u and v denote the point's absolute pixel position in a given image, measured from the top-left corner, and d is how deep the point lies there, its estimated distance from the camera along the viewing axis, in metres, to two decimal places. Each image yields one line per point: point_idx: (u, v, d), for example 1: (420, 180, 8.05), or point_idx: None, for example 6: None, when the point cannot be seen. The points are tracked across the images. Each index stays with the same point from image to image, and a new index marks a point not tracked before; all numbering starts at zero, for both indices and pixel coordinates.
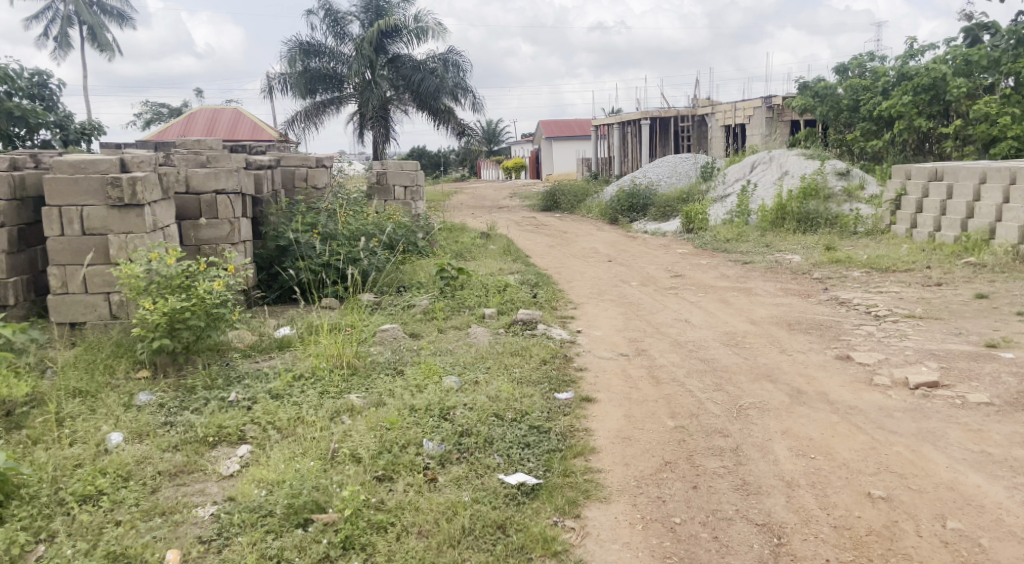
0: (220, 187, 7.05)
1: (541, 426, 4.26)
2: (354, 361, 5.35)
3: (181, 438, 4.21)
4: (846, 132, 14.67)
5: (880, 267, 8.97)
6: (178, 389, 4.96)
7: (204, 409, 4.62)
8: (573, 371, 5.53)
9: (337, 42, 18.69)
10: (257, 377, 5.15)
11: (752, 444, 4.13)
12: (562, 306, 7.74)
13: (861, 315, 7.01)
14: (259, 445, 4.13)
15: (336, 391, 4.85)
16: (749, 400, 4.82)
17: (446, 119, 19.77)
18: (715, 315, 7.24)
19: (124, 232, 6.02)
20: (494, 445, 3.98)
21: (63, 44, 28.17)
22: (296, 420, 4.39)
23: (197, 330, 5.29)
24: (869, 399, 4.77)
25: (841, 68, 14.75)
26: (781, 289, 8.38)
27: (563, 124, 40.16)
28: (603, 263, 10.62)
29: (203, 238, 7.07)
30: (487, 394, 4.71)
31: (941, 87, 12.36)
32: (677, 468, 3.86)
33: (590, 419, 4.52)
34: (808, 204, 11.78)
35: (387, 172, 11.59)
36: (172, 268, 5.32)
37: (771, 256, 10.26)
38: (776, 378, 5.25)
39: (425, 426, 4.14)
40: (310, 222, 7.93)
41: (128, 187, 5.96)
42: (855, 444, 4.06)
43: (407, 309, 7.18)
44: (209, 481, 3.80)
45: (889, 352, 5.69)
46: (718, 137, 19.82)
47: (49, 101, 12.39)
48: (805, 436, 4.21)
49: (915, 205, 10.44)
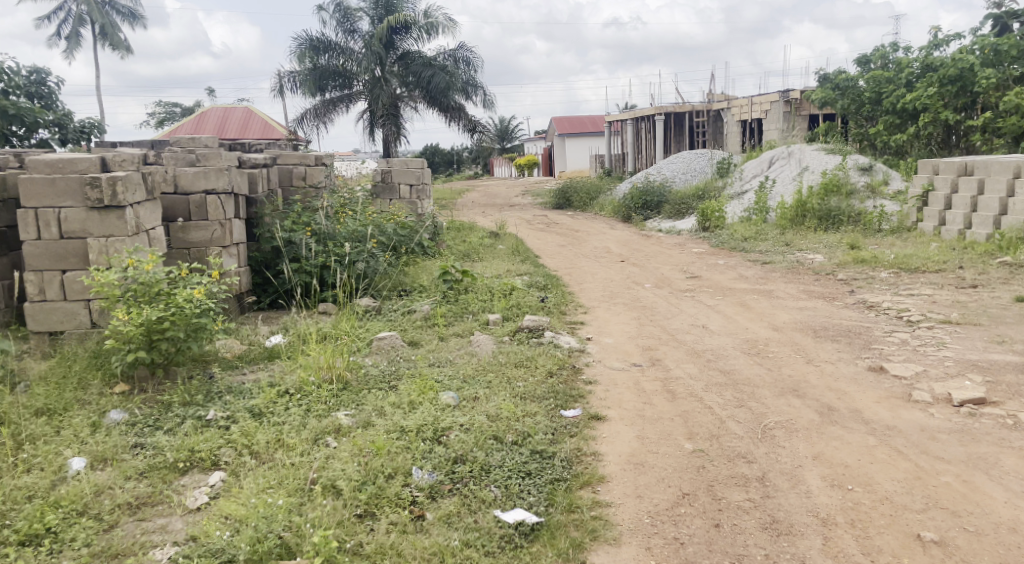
0: (210, 186, 6.67)
1: (545, 451, 3.84)
2: (346, 375, 4.96)
3: (149, 463, 3.83)
4: (868, 124, 14.20)
5: (908, 267, 8.50)
6: (152, 406, 4.57)
7: (178, 429, 4.23)
8: (582, 385, 5.10)
9: (345, 38, 18.26)
10: (239, 392, 4.76)
11: (781, 471, 3.69)
12: (572, 310, 7.31)
13: (892, 320, 6.53)
14: (233, 472, 3.74)
15: (322, 408, 4.45)
16: (774, 419, 4.37)
17: (456, 116, 19.38)
18: (734, 321, 6.78)
19: (105, 236, 5.63)
20: (491, 475, 3.57)
21: (76, 44, 28.03)
22: (275, 442, 3.99)
23: (176, 342, 4.91)
24: (909, 418, 4.31)
25: (863, 59, 14.23)
26: (805, 292, 7.92)
27: (576, 121, 39.69)
28: (616, 264, 10.19)
29: (192, 240, 6.71)
30: (486, 413, 4.30)
31: (968, 78, 11.82)
32: (697, 501, 3.44)
33: (599, 441, 4.10)
34: (830, 201, 11.30)
35: (391, 171, 11.16)
36: (150, 275, 4.94)
37: (791, 255, 9.79)
38: (803, 393, 4.80)
39: (415, 452, 3.74)
40: (305, 221, 7.50)
41: (109, 188, 5.57)
42: (897, 472, 3.62)
43: (408, 315, 6.80)
44: (173, 515, 3.40)
45: (927, 364, 5.21)
46: (734, 133, 19.33)
47: (48, 99, 12.07)
48: (840, 462, 3.78)
49: (944, 201, 9.92)
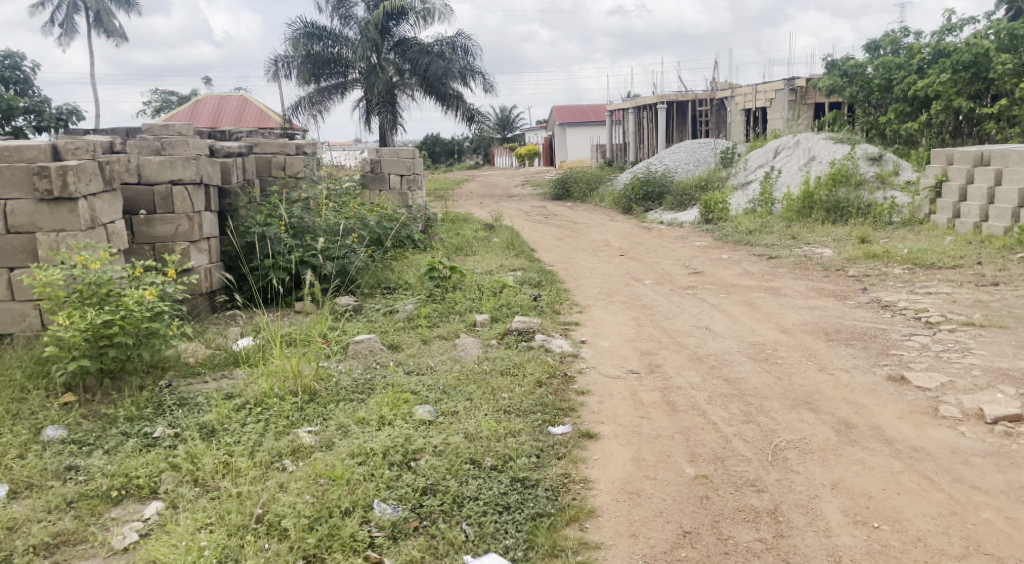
0: (176, 177, 6.19)
1: (528, 479, 3.39)
2: (314, 385, 4.51)
3: (79, 490, 3.40)
4: (877, 112, 13.69)
5: (923, 263, 8.01)
6: (95, 420, 4.13)
7: (119, 448, 3.80)
8: (574, 396, 4.63)
9: (341, 24, 17.72)
10: (194, 403, 4.31)
11: (795, 504, 3.26)
12: (566, 309, 6.85)
13: (910, 322, 6.06)
14: (172, 502, 3.29)
15: (283, 425, 4.00)
16: (785, 437, 3.91)
17: (455, 105, 18.83)
18: (740, 322, 6.31)
19: (55, 230, 5.17)
20: (463, 510, 3.14)
21: (70, 31, 27.54)
22: (224, 465, 3.55)
23: (126, 349, 4.46)
24: (937, 437, 3.84)
25: (872, 45, 13.69)
26: (814, 289, 7.43)
27: (578, 110, 39.09)
28: (615, 258, 9.71)
29: (158, 235, 6.23)
30: (464, 431, 3.85)
31: (983, 64, 11.30)
32: (701, 542, 3.02)
33: (590, 465, 3.64)
34: (838, 192, 10.82)
35: (381, 160, 10.64)
36: (97, 273, 4.48)
37: (799, 250, 9.32)
38: (817, 406, 4.33)
39: (378, 481, 3.30)
40: (280, 214, 7.03)
41: (58, 178, 5.10)
42: (928, 507, 3.20)
43: (390, 315, 6.36)
44: (95, 558, 2.99)
45: (953, 373, 4.73)
46: (738, 122, 18.84)
47: (23, 85, 11.59)
48: (863, 491, 3.34)
49: (959, 192, 9.42)
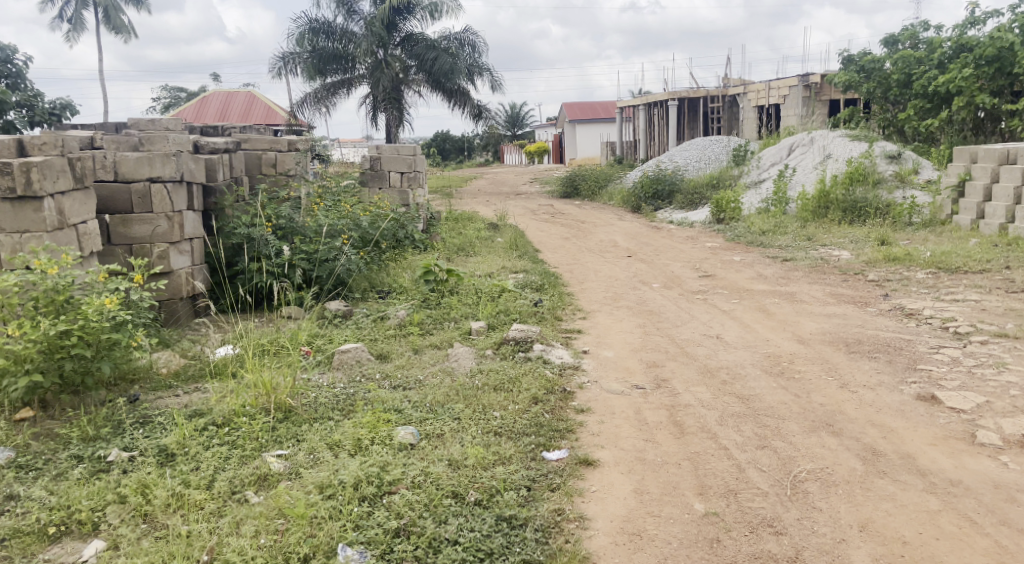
0: (155, 174, 5.82)
1: (514, 518, 3.02)
2: (289, 401, 4.12)
3: (12, 524, 3.04)
4: (894, 109, 13.17)
5: (947, 267, 7.57)
6: (47, 440, 3.77)
7: (68, 474, 3.45)
8: (573, 416, 4.23)
9: (346, 19, 17.31)
10: (157, 422, 3.94)
11: (819, 550, 2.88)
12: (568, 316, 6.45)
13: (938, 333, 5.63)
14: (115, 541, 2.95)
15: (250, 448, 3.64)
16: (806, 467, 3.51)
17: (462, 101, 18.44)
18: (753, 331, 5.89)
19: (18, 231, 4.83)
20: (438, 558, 2.79)
21: (78, 27, 27.27)
22: (179, 496, 3.19)
23: (85, 362, 4.09)
24: (977, 469, 3.43)
25: (891, 40, 13.13)
26: (832, 295, 7.00)
27: (588, 107, 38.57)
28: (622, 259, 9.30)
29: (135, 235, 5.86)
30: (448, 458, 3.47)
31: (1007, 58, 10.94)
32: None
33: (587, 498, 3.26)
34: (855, 191, 10.36)
35: (381, 157, 10.24)
36: (55, 279, 4.11)
37: (814, 252, 8.88)
38: (840, 430, 3.92)
39: (344, 521, 2.94)
40: (268, 214, 6.68)
41: (21, 175, 4.76)
42: (972, 556, 2.83)
43: (380, 320, 6.00)
44: None
45: (989, 393, 4.31)
46: (751, 119, 18.39)
47: (14, 79, 11.24)
48: (898, 537, 2.94)
49: (983, 192, 8.95)
